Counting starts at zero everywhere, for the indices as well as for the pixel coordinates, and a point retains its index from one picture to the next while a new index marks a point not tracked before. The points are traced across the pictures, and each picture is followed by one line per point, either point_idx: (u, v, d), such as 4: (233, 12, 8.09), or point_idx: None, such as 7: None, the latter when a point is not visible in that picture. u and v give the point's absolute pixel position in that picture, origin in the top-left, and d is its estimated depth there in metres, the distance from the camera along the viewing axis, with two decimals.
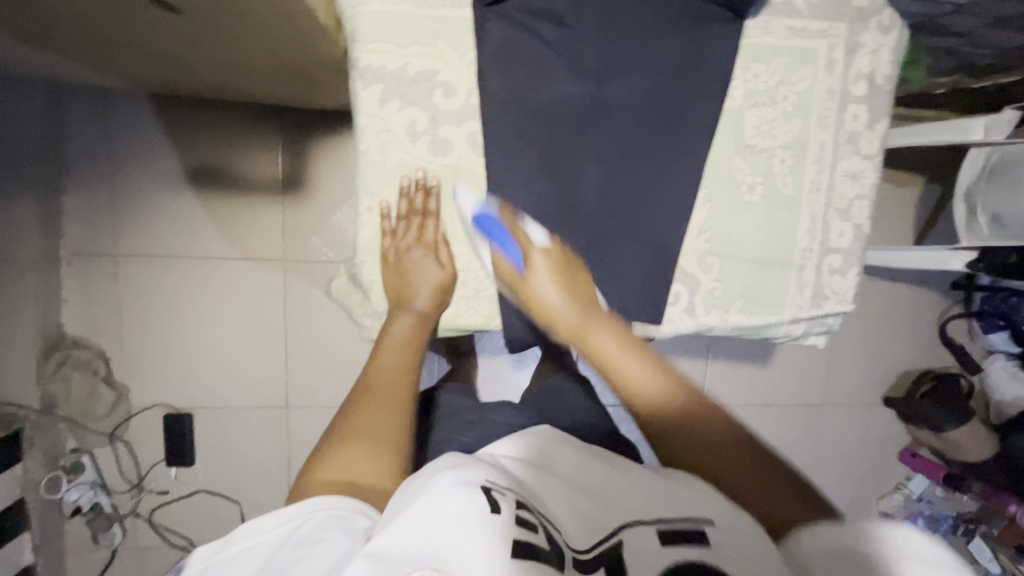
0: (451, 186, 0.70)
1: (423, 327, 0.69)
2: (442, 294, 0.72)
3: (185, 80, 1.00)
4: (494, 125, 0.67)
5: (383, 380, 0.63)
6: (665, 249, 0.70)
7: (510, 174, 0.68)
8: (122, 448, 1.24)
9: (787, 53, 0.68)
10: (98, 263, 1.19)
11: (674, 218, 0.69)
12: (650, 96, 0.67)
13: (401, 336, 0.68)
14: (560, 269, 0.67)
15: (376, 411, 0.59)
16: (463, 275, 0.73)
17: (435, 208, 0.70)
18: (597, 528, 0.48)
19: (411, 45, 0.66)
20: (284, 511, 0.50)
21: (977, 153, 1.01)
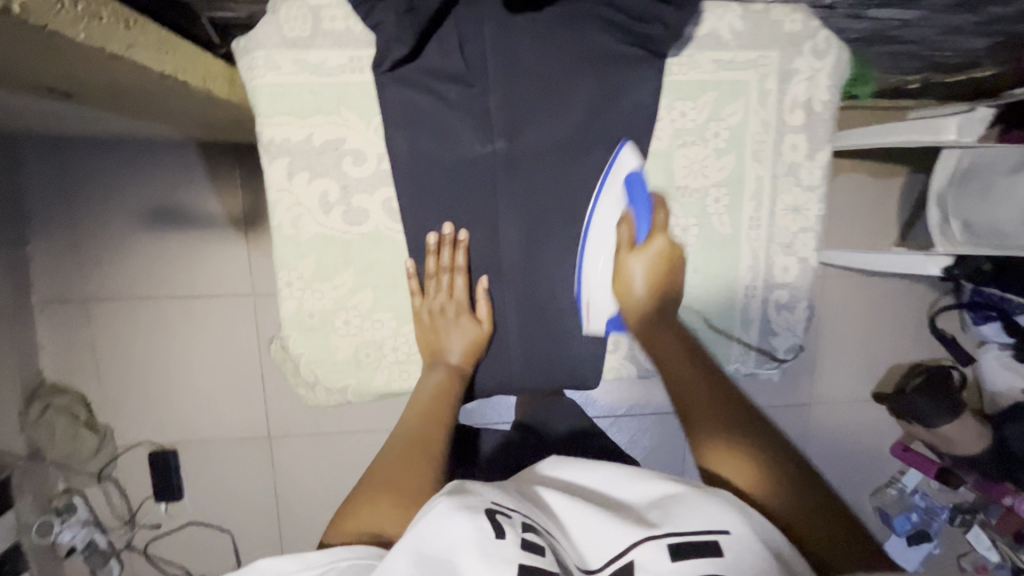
0: (374, 250, 0.69)
1: (454, 379, 0.69)
2: (474, 349, 0.71)
3: (132, 126, 0.98)
4: (412, 188, 0.67)
5: (414, 435, 0.63)
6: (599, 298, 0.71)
7: (440, 238, 0.68)
8: (111, 486, 1.27)
9: (714, 88, 0.65)
10: (69, 309, 1.21)
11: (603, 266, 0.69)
12: (565, 146, 0.66)
13: (434, 390, 0.68)
14: (661, 264, 0.68)
15: (408, 457, 0.61)
16: (394, 338, 0.73)
17: (463, 261, 0.69)
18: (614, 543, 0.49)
19: (313, 115, 0.65)
20: (304, 555, 0.49)
21: (949, 153, 0.96)
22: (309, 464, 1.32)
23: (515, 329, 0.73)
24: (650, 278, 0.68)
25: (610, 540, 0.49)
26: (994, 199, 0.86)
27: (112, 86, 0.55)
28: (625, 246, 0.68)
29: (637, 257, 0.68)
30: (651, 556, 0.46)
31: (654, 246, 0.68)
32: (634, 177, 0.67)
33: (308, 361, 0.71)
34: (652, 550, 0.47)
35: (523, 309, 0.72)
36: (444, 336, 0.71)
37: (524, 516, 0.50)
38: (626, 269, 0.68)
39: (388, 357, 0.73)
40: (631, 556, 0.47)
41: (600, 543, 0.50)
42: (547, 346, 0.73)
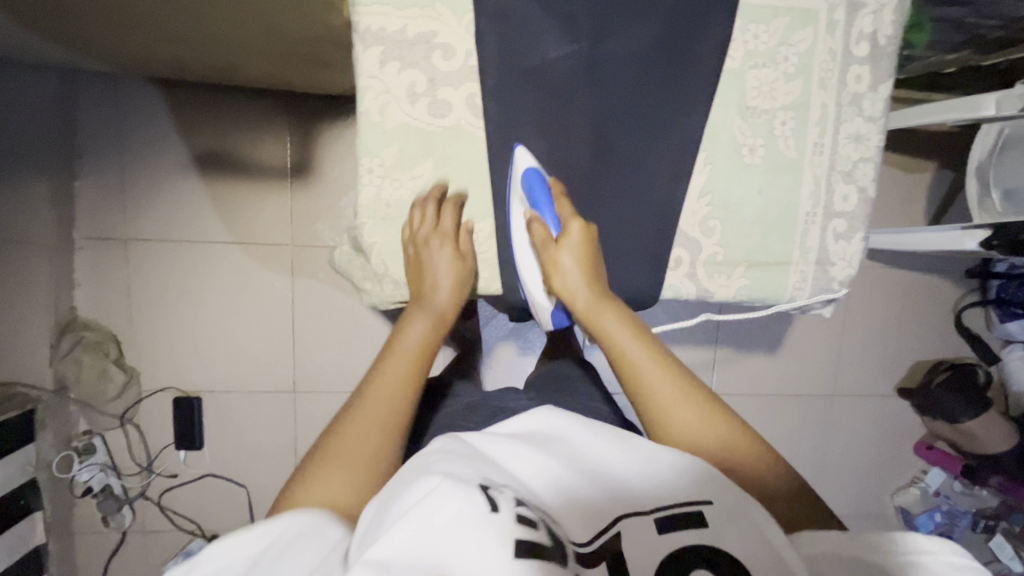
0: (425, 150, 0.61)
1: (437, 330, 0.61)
2: (460, 292, 0.64)
3: (197, 62, 1.02)
4: (464, 87, 0.60)
5: (394, 393, 0.56)
6: (665, 217, 0.65)
7: (501, 140, 0.61)
8: (132, 431, 1.26)
9: (785, 13, 0.62)
10: (108, 247, 1.22)
11: (672, 183, 0.64)
12: (648, 55, 0.60)
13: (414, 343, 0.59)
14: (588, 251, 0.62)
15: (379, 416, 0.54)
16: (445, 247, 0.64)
17: (451, 217, 0.63)
18: (598, 521, 0.50)
19: (410, 7, 0.58)
20: (255, 529, 0.46)
21: (988, 127, 0.99)
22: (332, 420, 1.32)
23: None
24: (584, 266, 0.62)
25: (593, 514, 0.50)
26: None
27: None
28: (543, 247, 0.63)
29: (565, 247, 0.61)
30: (637, 527, 0.48)
31: (572, 234, 0.62)
32: (529, 176, 0.61)
33: (381, 251, 0.64)
34: (638, 523, 0.49)
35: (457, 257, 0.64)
36: (431, 274, 0.62)
37: (514, 490, 0.50)
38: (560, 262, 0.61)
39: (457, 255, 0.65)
40: (617, 529, 0.49)
41: (585, 518, 0.50)
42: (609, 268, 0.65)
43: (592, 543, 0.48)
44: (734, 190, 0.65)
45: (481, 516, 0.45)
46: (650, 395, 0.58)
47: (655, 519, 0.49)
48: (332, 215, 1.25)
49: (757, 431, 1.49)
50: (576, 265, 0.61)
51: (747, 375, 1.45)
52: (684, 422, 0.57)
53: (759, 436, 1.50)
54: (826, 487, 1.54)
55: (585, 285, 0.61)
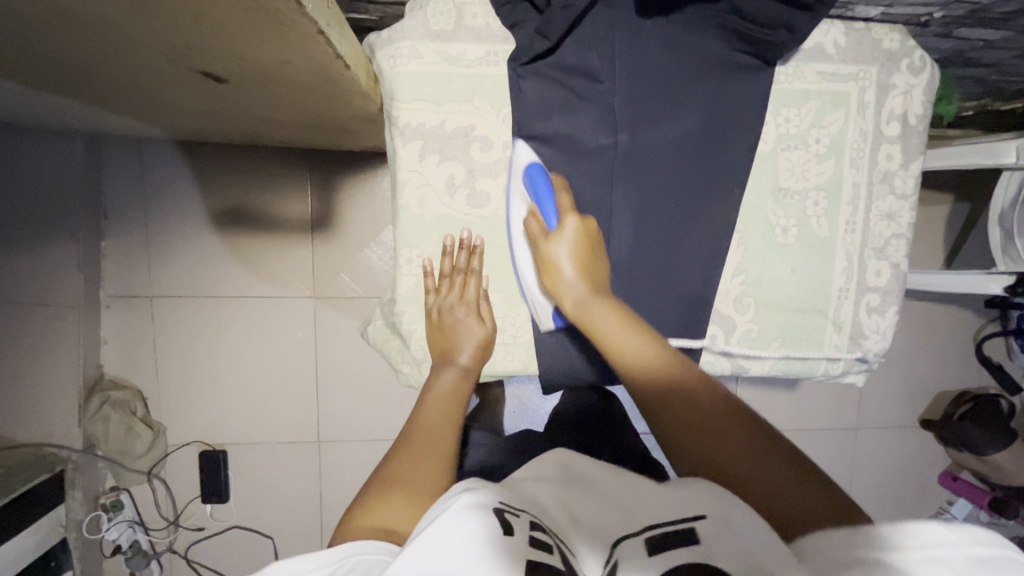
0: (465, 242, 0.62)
1: (467, 380, 0.62)
2: (484, 348, 0.64)
3: (221, 127, 1.04)
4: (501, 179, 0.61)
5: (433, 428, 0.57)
6: (700, 299, 0.65)
7: None
8: (159, 485, 1.26)
9: (817, 97, 0.63)
10: (134, 303, 1.24)
11: (706, 266, 0.64)
12: (683, 142, 0.61)
13: (445, 389, 0.60)
14: (584, 244, 0.59)
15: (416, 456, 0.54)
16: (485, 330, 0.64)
17: (479, 266, 0.64)
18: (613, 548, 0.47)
19: (449, 103, 0.59)
20: (318, 555, 0.44)
21: (1009, 176, 0.99)
22: (356, 469, 1.32)
23: None
24: (579, 258, 0.58)
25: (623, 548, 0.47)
26: None
27: (261, 67, 0.58)
28: (536, 239, 0.59)
29: (558, 235, 0.58)
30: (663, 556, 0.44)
31: (568, 229, 0.58)
32: (532, 171, 0.59)
33: (421, 338, 0.65)
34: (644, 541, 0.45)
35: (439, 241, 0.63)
36: (455, 327, 0.63)
37: (531, 515, 0.48)
38: (551, 254, 0.58)
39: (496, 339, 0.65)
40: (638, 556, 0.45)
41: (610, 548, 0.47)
42: None
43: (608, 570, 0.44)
44: (767, 267, 0.66)
45: (494, 537, 0.43)
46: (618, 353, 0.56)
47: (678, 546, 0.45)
48: (355, 268, 1.26)
49: None
50: (570, 251, 0.58)
51: (768, 410, 1.45)
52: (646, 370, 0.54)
53: None
54: None
55: (577, 278, 0.58)
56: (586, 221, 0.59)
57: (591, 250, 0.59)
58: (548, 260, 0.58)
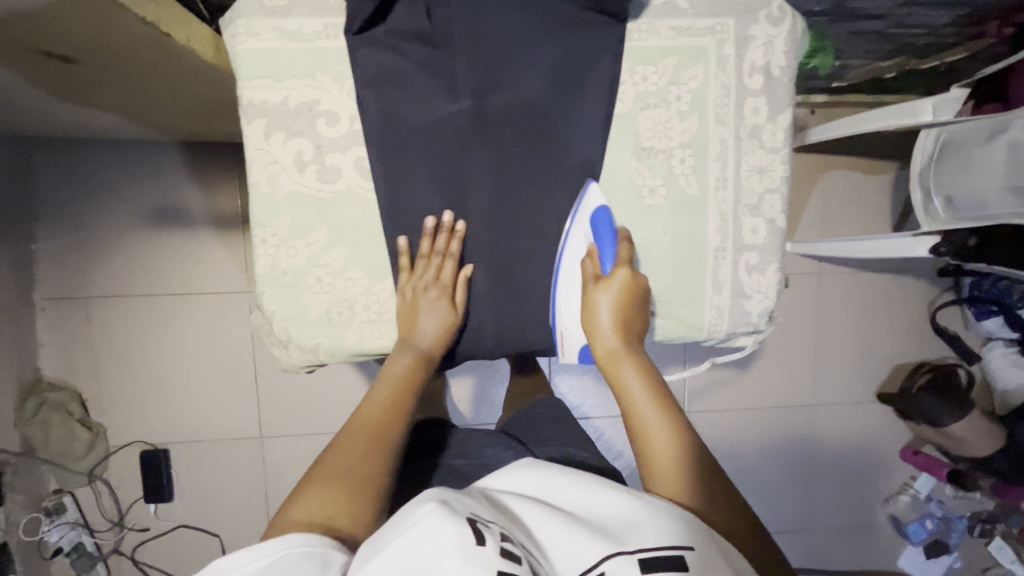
0: (320, 218, 0.60)
1: (423, 366, 0.62)
2: (448, 334, 0.63)
3: (138, 124, 1.04)
4: (348, 152, 0.59)
5: (375, 416, 0.58)
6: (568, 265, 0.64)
7: (394, 201, 0.60)
8: (102, 486, 1.27)
9: (673, 53, 0.62)
10: (69, 306, 1.24)
11: (568, 230, 0.63)
12: (535, 104, 0.60)
13: (399, 375, 0.61)
14: (629, 298, 0.61)
15: (353, 449, 0.55)
16: (351, 304, 0.62)
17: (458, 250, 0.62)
18: (580, 558, 0.48)
19: (290, 78, 0.58)
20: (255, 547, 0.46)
21: (926, 133, 0.97)
22: (300, 463, 1.32)
23: (486, 294, 0.64)
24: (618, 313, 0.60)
25: (578, 550, 0.49)
26: (975, 171, 0.86)
27: (102, 47, 0.58)
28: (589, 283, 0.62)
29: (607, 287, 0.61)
30: (619, 568, 0.46)
31: (618, 279, 0.61)
32: (599, 213, 0.62)
33: (281, 319, 0.61)
34: (616, 561, 0.47)
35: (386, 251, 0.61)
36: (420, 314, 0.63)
37: (502, 526, 0.49)
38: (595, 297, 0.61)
39: (362, 315, 0.63)
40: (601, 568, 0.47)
41: (573, 554, 0.49)
42: (518, 318, 0.64)
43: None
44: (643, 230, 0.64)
45: (467, 549, 0.45)
46: (632, 405, 0.60)
47: (639, 559, 0.46)
48: None
49: (737, 449, 1.45)
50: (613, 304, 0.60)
51: (720, 390, 1.42)
52: (658, 430, 0.58)
53: (740, 454, 1.46)
54: (815, 503, 1.50)
55: (615, 334, 0.61)
56: (635, 275, 0.61)
57: (635, 304, 0.62)
58: (591, 303, 0.61)
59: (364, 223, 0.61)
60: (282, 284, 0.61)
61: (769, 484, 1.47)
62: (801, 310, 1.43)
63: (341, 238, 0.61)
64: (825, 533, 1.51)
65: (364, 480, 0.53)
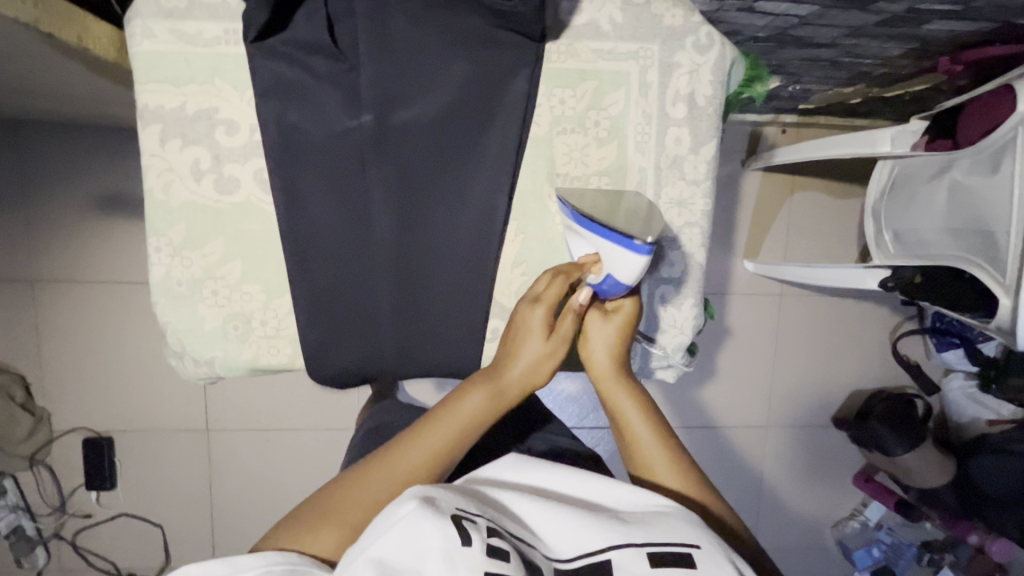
0: (222, 229, 0.59)
1: (491, 413, 0.57)
2: (534, 377, 0.59)
3: (80, 108, 1.02)
4: (248, 163, 0.58)
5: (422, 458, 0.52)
6: (478, 290, 0.62)
7: (292, 216, 0.58)
8: (43, 471, 1.26)
9: (593, 77, 0.60)
10: (14, 289, 1.22)
11: (477, 255, 0.61)
12: (442, 124, 0.58)
13: (466, 418, 0.55)
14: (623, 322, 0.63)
15: (383, 486, 0.51)
16: (249, 317, 0.61)
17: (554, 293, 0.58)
18: (583, 545, 0.46)
19: (188, 84, 0.56)
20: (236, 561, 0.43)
21: (883, 164, 0.95)
22: (244, 458, 1.31)
23: (386, 317, 0.61)
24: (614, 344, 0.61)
25: (578, 538, 0.47)
26: (920, 209, 0.85)
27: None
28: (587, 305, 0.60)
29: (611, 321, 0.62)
30: (622, 558, 0.44)
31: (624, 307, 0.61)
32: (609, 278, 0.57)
33: (175, 331, 0.60)
34: (621, 554, 0.45)
35: (344, 245, 0.59)
36: (525, 337, 0.58)
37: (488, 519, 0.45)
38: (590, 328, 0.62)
39: (259, 331, 0.61)
40: (606, 555, 0.45)
41: (570, 541, 0.47)
42: (423, 341, 0.63)
43: (575, 562, 0.45)
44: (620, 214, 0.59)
45: (451, 551, 0.41)
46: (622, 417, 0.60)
47: (648, 554, 0.45)
48: None
49: None
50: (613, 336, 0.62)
51: (675, 407, 1.41)
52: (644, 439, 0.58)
53: None
54: (766, 524, 1.49)
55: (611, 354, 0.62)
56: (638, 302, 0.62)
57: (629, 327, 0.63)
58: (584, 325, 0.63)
59: (262, 237, 0.59)
60: (177, 295, 0.59)
61: None
62: (761, 332, 1.41)
63: (238, 250, 0.59)
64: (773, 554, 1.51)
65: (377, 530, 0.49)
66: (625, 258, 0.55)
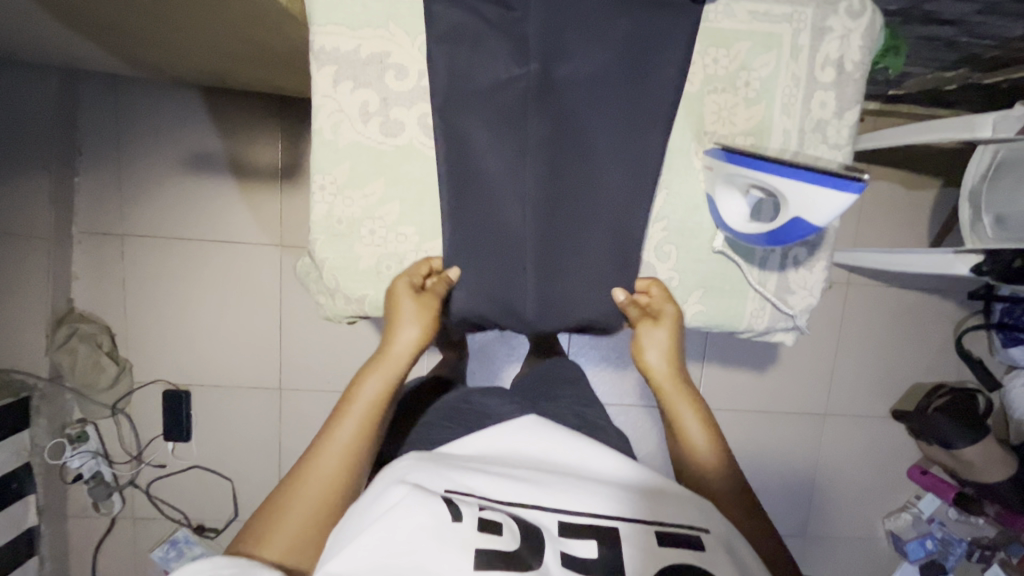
0: (401, 168, 0.66)
1: (389, 387, 0.63)
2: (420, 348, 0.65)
3: (191, 68, 1.04)
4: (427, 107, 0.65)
5: (348, 445, 0.61)
6: (626, 238, 0.68)
7: (460, 161, 0.65)
8: (124, 420, 1.30)
9: (747, 38, 0.65)
10: (104, 241, 1.26)
11: (624, 203, 0.67)
12: (599, 78, 0.63)
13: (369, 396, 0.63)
14: (670, 341, 0.69)
15: (319, 477, 0.59)
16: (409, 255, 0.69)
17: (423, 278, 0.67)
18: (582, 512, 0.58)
19: (363, 27, 0.62)
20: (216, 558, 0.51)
21: (984, 148, 0.96)
22: (317, 416, 1.34)
23: (535, 260, 0.67)
24: (666, 345, 0.68)
25: (583, 504, 0.59)
26: None
27: None
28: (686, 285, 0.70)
29: (660, 324, 0.68)
30: (627, 528, 0.56)
31: (667, 315, 0.69)
32: (797, 222, 0.59)
33: (331, 267, 0.67)
34: (623, 529, 0.56)
35: (502, 244, 0.67)
36: (396, 324, 0.65)
37: (478, 499, 0.57)
38: (643, 337, 0.68)
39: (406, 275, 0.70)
40: (613, 525, 0.57)
41: (570, 502, 0.58)
42: (565, 284, 0.70)
43: (586, 518, 0.57)
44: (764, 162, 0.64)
45: (445, 526, 0.52)
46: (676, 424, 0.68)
47: (654, 531, 0.56)
48: None
49: (743, 449, 1.46)
50: (664, 344, 0.68)
51: (734, 390, 1.42)
52: (700, 448, 0.67)
53: (747, 454, 1.46)
54: (815, 510, 1.50)
55: (666, 368, 0.69)
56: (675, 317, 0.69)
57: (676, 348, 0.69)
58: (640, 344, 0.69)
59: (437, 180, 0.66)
60: (335, 231, 0.67)
61: (771, 487, 1.48)
62: (824, 319, 1.42)
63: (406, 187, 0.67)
64: (821, 541, 1.52)
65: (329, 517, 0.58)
66: (820, 199, 0.56)
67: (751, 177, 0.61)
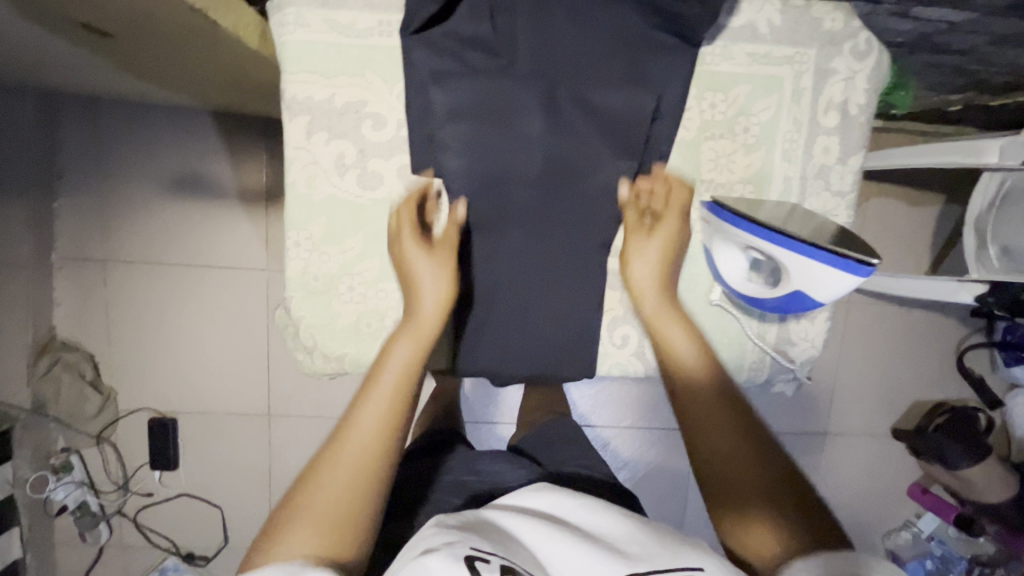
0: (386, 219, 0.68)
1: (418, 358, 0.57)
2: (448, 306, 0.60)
3: (167, 91, 1.00)
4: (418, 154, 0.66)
5: (375, 430, 0.53)
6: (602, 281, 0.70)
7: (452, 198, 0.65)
8: (109, 449, 1.27)
9: (747, 81, 0.65)
10: (85, 268, 1.22)
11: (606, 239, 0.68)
12: (590, 118, 0.63)
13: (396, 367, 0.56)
14: (666, 249, 0.65)
15: (343, 455, 0.52)
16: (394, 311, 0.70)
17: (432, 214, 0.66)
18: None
19: (338, 75, 0.64)
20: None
21: (990, 176, 0.93)
22: (307, 442, 1.31)
23: (528, 302, 0.69)
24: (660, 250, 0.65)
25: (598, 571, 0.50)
26: None
27: (140, 19, 0.55)
28: (666, 228, 0.65)
29: (653, 235, 0.65)
30: None
31: (664, 226, 0.65)
32: (799, 294, 0.61)
33: (308, 326, 0.69)
34: None
35: (497, 256, 0.68)
36: (417, 281, 0.60)
37: (502, 559, 0.48)
38: (632, 247, 0.65)
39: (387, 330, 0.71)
40: None
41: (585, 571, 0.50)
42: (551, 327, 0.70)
43: None
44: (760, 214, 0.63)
45: None
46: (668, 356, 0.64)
47: None
48: None
49: None
50: (654, 256, 0.65)
51: None
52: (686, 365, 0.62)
53: None
54: None
55: (656, 285, 0.65)
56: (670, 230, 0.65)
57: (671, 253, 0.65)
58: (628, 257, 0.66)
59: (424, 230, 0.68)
60: (310, 289, 0.69)
61: None
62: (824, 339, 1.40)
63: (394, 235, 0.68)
64: None
65: (358, 505, 0.51)
66: (825, 276, 0.58)
67: (747, 240, 0.62)
